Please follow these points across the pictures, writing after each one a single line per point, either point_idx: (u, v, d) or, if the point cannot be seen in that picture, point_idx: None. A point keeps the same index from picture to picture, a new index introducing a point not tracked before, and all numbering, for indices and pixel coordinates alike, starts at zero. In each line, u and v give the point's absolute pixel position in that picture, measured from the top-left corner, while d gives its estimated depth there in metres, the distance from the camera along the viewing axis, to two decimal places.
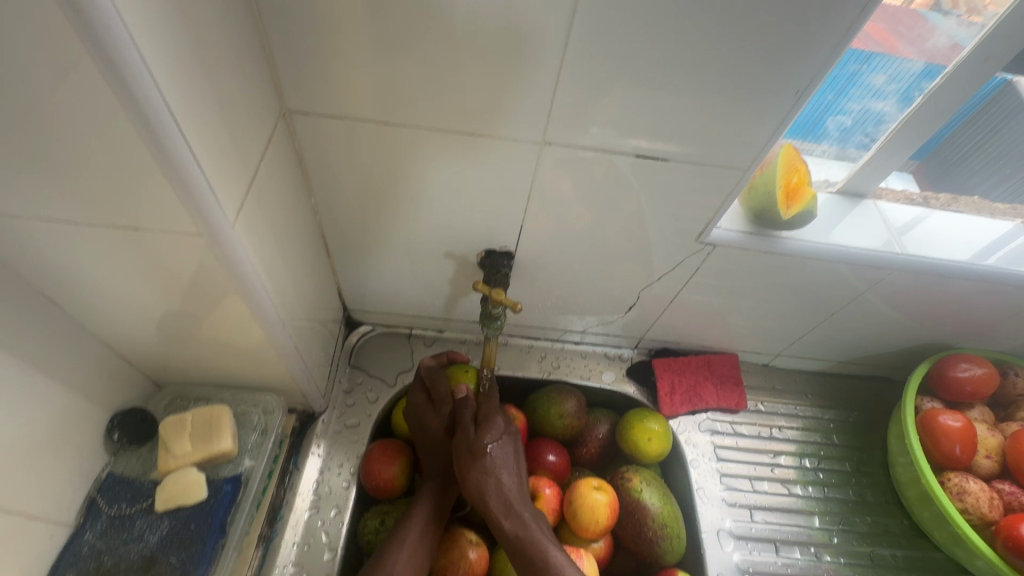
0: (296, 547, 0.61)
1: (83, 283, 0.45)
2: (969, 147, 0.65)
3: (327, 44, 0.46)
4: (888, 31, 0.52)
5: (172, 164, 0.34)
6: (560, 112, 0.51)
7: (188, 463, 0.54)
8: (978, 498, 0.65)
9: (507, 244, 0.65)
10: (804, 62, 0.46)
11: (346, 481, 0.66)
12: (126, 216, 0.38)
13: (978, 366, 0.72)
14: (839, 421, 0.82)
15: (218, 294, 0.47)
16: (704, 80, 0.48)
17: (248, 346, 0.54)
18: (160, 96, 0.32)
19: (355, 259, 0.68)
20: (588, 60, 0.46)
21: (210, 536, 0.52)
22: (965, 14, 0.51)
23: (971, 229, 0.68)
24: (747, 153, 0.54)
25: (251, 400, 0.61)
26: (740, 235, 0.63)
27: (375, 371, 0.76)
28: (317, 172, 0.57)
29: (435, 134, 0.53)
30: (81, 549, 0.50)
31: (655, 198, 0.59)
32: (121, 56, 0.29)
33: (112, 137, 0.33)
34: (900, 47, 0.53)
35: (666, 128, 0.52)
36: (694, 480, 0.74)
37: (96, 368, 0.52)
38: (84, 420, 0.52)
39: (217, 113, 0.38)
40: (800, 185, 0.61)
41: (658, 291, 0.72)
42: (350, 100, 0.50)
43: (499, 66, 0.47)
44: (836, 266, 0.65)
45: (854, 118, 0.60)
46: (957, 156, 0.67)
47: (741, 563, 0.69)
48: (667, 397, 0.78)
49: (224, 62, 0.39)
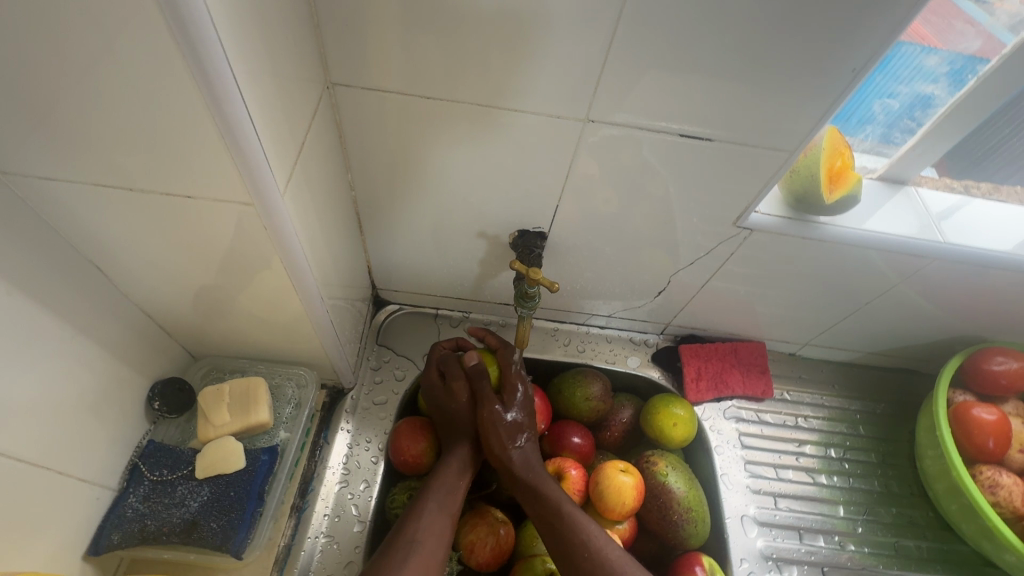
0: (327, 518, 0.62)
1: (129, 251, 0.45)
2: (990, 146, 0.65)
3: (375, 15, 0.45)
4: (925, 27, 0.53)
5: (229, 129, 0.34)
6: (605, 89, 0.50)
7: (226, 432, 0.56)
8: (1010, 492, 0.65)
9: (540, 225, 0.64)
10: (864, 39, 0.44)
11: (375, 456, 0.67)
12: (176, 181, 0.38)
13: (1015, 360, 0.70)
14: (865, 412, 0.81)
15: (259, 266, 0.47)
16: (757, 57, 0.46)
17: (284, 320, 0.55)
18: (224, 57, 0.31)
19: (387, 237, 0.68)
20: (639, 34, 0.45)
21: (249, 502, 0.53)
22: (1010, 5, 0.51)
23: (1014, 219, 0.66)
24: (794, 135, 0.52)
25: (285, 372, 0.62)
26: (778, 219, 0.62)
27: (402, 350, 0.76)
28: (355, 147, 0.56)
29: (475, 111, 0.52)
30: (124, 511, 0.51)
31: (693, 181, 0.58)
32: (190, 14, 0.29)
33: (171, 99, 0.33)
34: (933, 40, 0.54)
35: (713, 108, 0.51)
36: (717, 466, 0.74)
37: (137, 336, 0.53)
38: (124, 387, 0.53)
39: (272, 82, 0.38)
40: (844, 169, 0.60)
41: (686, 278, 0.71)
42: (391, 74, 0.49)
43: (548, 41, 0.46)
44: (872, 255, 0.64)
45: (901, 101, 0.59)
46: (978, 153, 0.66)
47: (765, 549, 0.69)
48: (693, 384, 0.78)
49: (277, 30, 0.38)
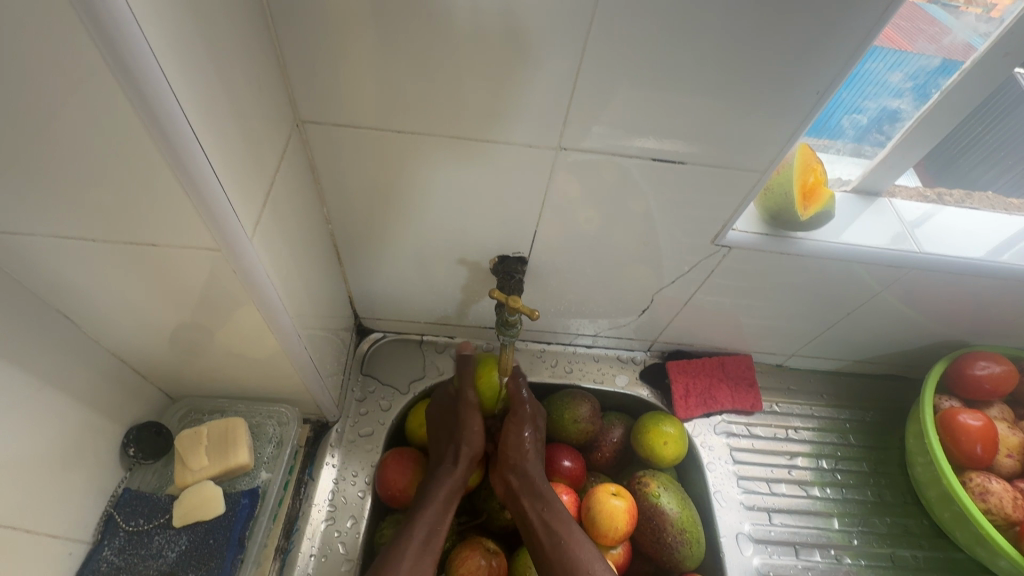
0: (313, 559, 0.60)
1: (98, 299, 0.44)
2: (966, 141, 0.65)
3: (341, 52, 0.45)
4: (893, 30, 0.51)
5: (190, 178, 0.34)
6: (575, 115, 0.50)
7: (205, 477, 0.54)
8: (1000, 498, 0.65)
9: (520, 250, 0.64)
10: (826, 62, 0.45)
11: (362, 491, 0.65)
12: (140, 229, 0.38)
13: (997, 364, 0.71)
14: (854, 420, 0.81)
15: (234, 307, 0.46)
16: (725, 80, 0.47)
17: (263, 358, 0.54)
18: (180, 111, 0.32)
19: (368, 266, 0.67)
20: (605, 62, 0.46)
21: (229, 550, 0.52)
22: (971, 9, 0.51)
23: (987, 225, 0.68)
24: (764, 154, 0.53)
25: (265, 411, 0.61)
26: (754, 236, 0.62)
27: (387, 380, 0.75)
28: (330, 180, 0.56)
29: (448, 141, 0.52)
30: (99, 565, 0.49)
31: (669, 201, 0.58)
32: (142, 68, 0.29)
33: (129, 151, 0.32)
34: (909, 46, 0.53)
35: (684, 130, 0.51)
36: (710, 484, 0.73)
37: (110, 383, 0.52)
38: (97, 436, 0.51)
39: (234, 125, 0.38)
40: (817, 185, 0.60)
41: (670, 295, 0.71)
42: (361, 109, 0.49)
43: (515, 70, 0.46)
44: (852, 266, 0.64)
45: (869, 117, 0.60)
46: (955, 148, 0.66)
47: (761, 567, 0.68)
48: (682, 400, 0.78)
49: (237, 72, 0.38)
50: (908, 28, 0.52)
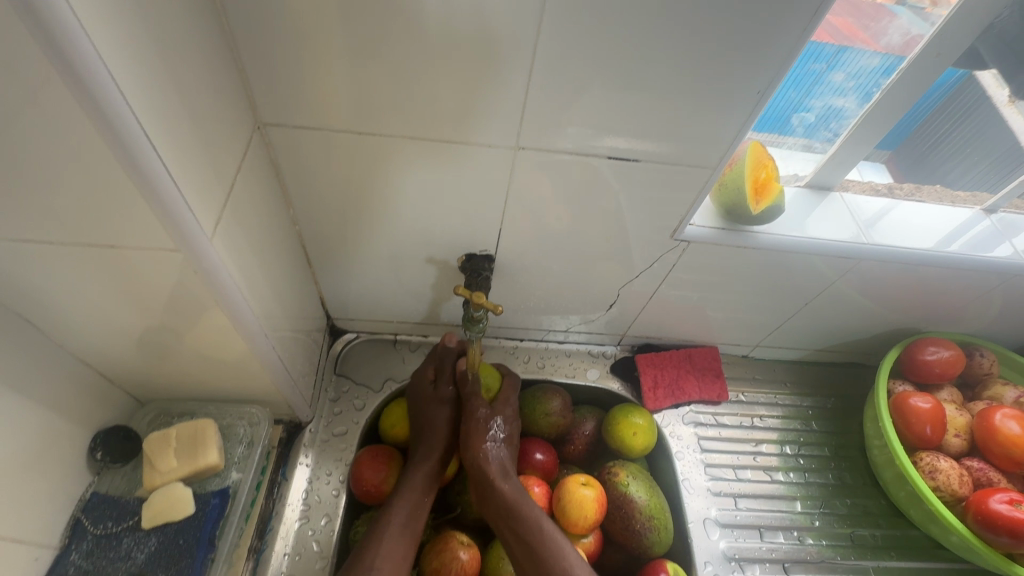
0: (286, 558, 0.61)
1: (60, 304, 0.45)
2: (933, 141, 0.69)
3: (299, 53, 0.46)
4: (855, 24, 0.55)
5: (147, 181, 0.35)
6: (532, 115, 0.52)
7: (174, 478, 0.55)
8: (948, 476, 0.68)
9: (487, 248, 0.66)
10: (763, 62, 0.48)
11: (336, 488, 0.66)
12: (99, 233, 0.38)
13: (946, 348, 0.75)
14: (817, 407, 0.85)
15: (198, 309, 0.47)
16: (673, 81, 0.49)
17: (231, 360, 0.54)
18: (134, 117, 0.32)
19: (337, 268, 0.68)
20: (557, 66, 0.48)
21: (199, 549, 0.53)
22: (927, 7, 0.54)
23: (934, 217, 0.71)
24: (715, 151, 0.55)
25: (236, 412, 0.61)
26: (712, 230, 0.64)
27: (361, 379, 0.76)
28: (295, 181, 0.57)
29: (410, 142, 0.53)
30: (67, 569, 0.50)
31: (629, 197, 0.60)
32: (96, 80, 0.30)
33: (82, 156, 0.33)
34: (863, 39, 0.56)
35: (639, 129, 0.53)
36: (679, 472, 0.75)
37: (76, 387, 0.52)
38: (63, 441, 0.51)
39: (190, 128, 0.38)
40: (769, 180, 0.63)
41: (636, 289, 0.73)
42: (324, 111, 0.50)
43: (473, 72, 0.48)
44: (807, 257, 0.67)
45: (817, 114, 0.63)
46: (923, 147, 0.70)
47: (728, 550, 0.70)
48: (651, 392, 0.80)
49: (190, 73, 0.39)
50: (866, 24, 0.55)
